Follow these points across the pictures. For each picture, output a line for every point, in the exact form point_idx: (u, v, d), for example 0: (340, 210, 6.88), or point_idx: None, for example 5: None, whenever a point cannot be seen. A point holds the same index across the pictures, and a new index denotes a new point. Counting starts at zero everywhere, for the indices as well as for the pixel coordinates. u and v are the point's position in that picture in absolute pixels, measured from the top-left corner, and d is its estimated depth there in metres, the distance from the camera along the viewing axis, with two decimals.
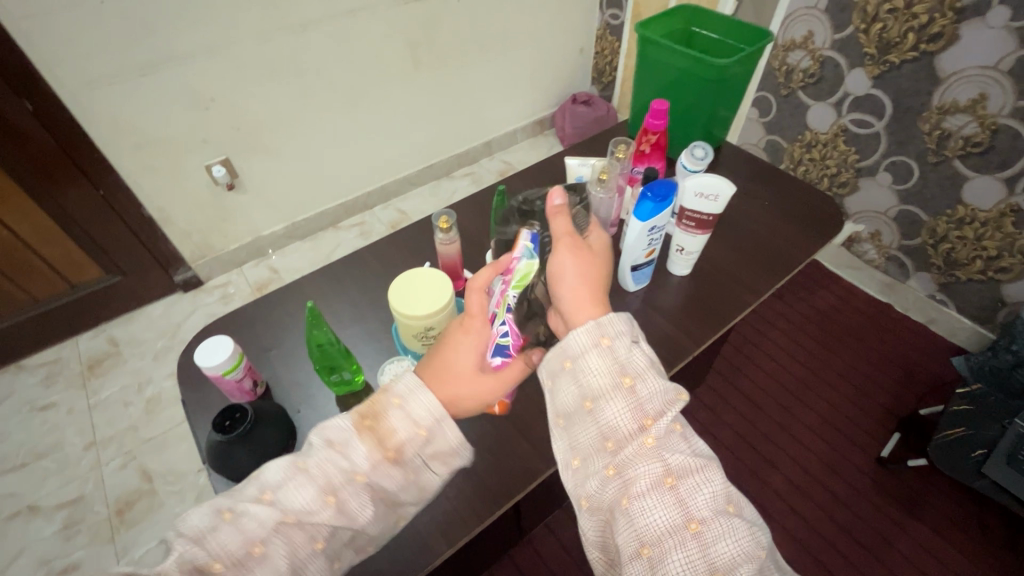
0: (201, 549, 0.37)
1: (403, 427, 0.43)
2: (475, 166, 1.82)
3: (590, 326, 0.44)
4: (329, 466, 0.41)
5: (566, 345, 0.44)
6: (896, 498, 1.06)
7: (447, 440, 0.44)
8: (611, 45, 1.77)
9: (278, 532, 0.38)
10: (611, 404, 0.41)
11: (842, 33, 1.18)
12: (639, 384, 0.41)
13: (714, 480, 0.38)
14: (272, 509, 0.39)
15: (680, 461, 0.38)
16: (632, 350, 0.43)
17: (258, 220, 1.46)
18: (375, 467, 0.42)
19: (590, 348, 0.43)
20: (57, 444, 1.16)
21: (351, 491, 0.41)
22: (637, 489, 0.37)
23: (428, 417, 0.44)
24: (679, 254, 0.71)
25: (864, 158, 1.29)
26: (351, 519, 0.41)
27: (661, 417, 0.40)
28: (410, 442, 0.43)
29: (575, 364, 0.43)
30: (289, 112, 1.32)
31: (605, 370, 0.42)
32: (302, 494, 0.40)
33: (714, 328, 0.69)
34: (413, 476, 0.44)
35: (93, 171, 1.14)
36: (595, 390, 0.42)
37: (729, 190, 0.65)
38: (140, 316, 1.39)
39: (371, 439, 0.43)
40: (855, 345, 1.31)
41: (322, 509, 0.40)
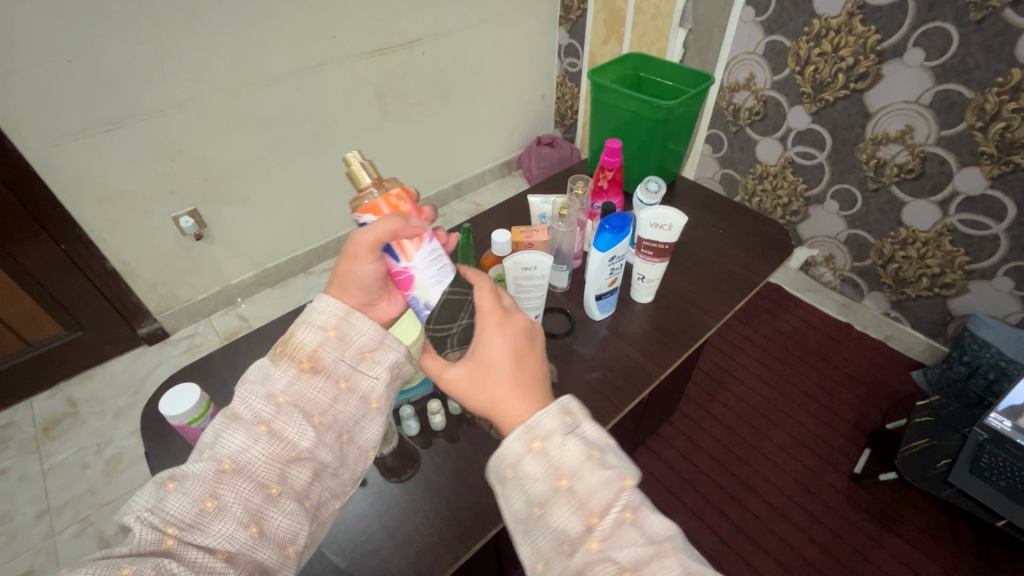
0: (154, 517, 0.37)
1: (310, 337, 0.47)
2: (445, 208, 1.86)
3: (521, 427, 0.40)
4: (253, 401, 0.44)
5: (500, 456, 0.40)
6: (870, 514, 1.08)
7: (362, 333, 0.49)
8: (571, 91, 1.87)
9: (222, 482, 0.40)
10: (556, 509, 0.37)
11: (780, 74, 1.28)
12: (577, 482, 0.38)
13: (671, 564, 0.35)
14: (209, 462, 0.41)
15: (636, 554, 0.35)
16: (564, 444, 0.39)
17: (226, 268, 1.45)
18: (297, 382, 0.45)
19: (524, 455, 0.39)
20: (7, 515, 1.08)
21: (282, 418, 0.44)
22: None
23: (331, 318, 0.48)
24: (641, 282, 0.74)
25: (811, 187, 1.37)
26: (294, 445, 0.43)
27: (607, 511, 0.37)
28: (323, 348, 0.47)
29: (513, 473, 0.39)
30: (258, 161, 1.34)
31: (542, 474, 0.38)
32: (237, 438, 0.42)
33: (676, 352, 0.71)
34: (346, 382, 0.47)
35: (55, 226, 1.13)
36: (537, 496, 0.38)
37: (681, 220, 0.68)
38: (102, 372, 1.34)
39: (285, 360, 0.46)
40: (819, 364, 1.36)
41: (258, 443, 0.42)
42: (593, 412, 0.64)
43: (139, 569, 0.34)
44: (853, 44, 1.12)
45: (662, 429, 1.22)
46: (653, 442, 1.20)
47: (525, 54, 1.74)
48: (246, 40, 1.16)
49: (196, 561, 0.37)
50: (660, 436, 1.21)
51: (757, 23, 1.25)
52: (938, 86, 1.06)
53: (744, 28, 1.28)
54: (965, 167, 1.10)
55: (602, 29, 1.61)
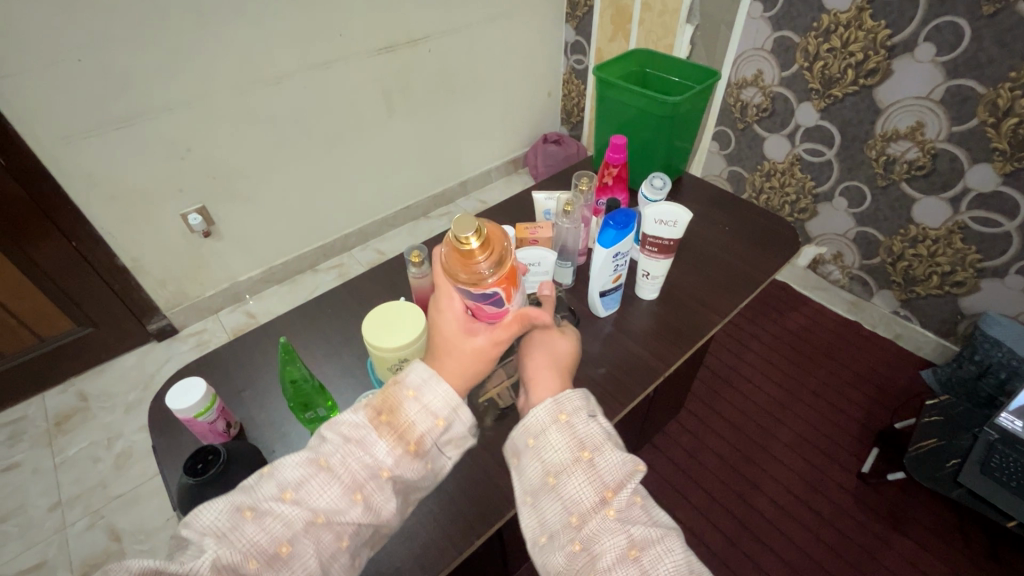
0: (232, 548, 0.38)
1: (421, 419, 0.45)
2: (451, 206, 1.87)
3: (551, 401, 0.47)
4: (352, 463, 0.43)
5: (529, 422, 0.47)
6: (878, 513, 1.07)
7: (462, 424, 0.48)
8: (577, 88, 1.87)
9: (307, 534, 0.40)
10: (574, 478, 0.43)
11: (788, 70, 1.27)
12: (597, 457, 0.44)
13: (675, 548, 0.40)
14: (299, 509, 0.41)
15: (643, 532, 0.41)
16: (588, 424, 0.46)
17: (235, 265, 1.46)
18: (401, 462, 0.44)
19: (551, 424, 0.46)
20: (20, 507, 1.10)
21: (375, 487, 0.43)
22: (604, 563, 0.39)
23: (445, 408, 0.46)
24: (645, 279, 0.74)
25: (819, 185, 1.36)
26: (378, 514, 0.43)
27: (620, 488, 0.43)
28: (428, 432, 0.45)
29: (538, 440, 0.46)
30: (266, 159, 1.35)
31: (565, 444, 0.45)
32: (330, 495, 0.42)
33: (681, 348, 0.71)
34: (432, 464, 0.46)
35: (66, 223, 1.14)
36: (557, 464, 0.45)
37: (686, 216, 0.67)
38: (113, 367, 1.36)
39: (392, 434, 0.45)
40: (827, 363, 1.35)
41: (352, 508, 0.42)
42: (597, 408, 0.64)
43: None
44: (863, 40, 1.11)
45: (667, 427, 1.22)
46: (658, 439, 1.20)
47: (532, 52, 1.74)
48: (254, 37, 1.17)
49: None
50: (666, 434, 1.21)
51: (765, 19, 1.24)
52: (949, 81, 1.04)
53: (752, 24, 1.27)
54: (977, 163, 1.08)
55: (609, 26, 1.60)
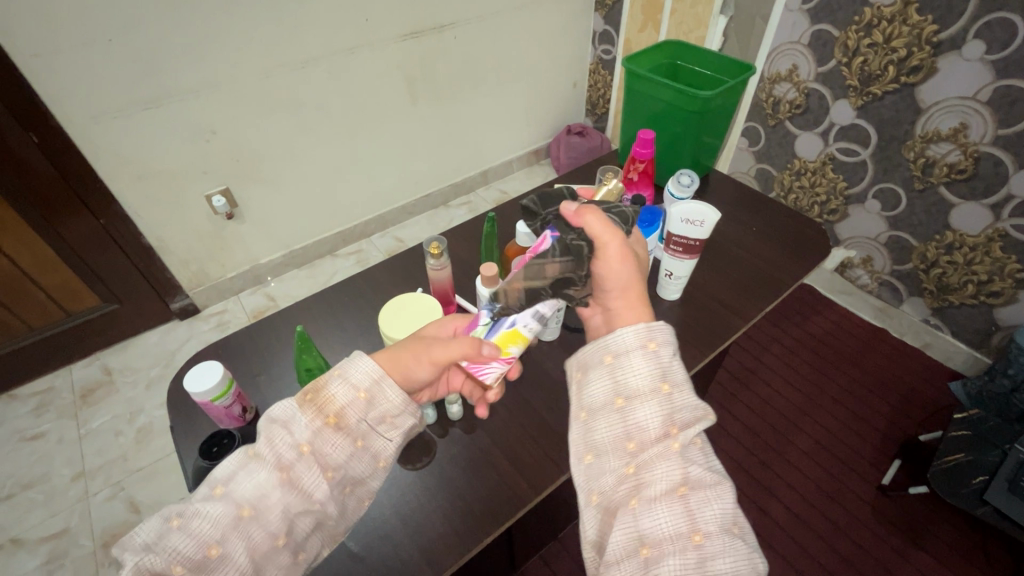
0: (156, 554, 0.38)
1: (343, 393, 0.45)
2: (471, 195, 1.86)
3: (640, 328, 0.45)
4: (278, 444, 0.43)
5: (613, 340, 0.45)
6: (897, 528, 1.05)
7: (389, 400, 0.47)
8: (603, 78, 1.83)
9: (235, 529, 0.39)
10: (645, 406, 0.42)
11: (825, 66, 1.22)
12: (675, 394, 0.43)
13: (725, 498, 0.40)
14: (225, 505, 0.40)
15: (699, 475, 0.40)
16: (673, 360, 0.44)
17: (256, 248, 1.48)
18: (321, 435, 0.44)
19: (638, 348, 0.44)
20: (45, 475, 1.14)
21: (302, 467, 0.43)
22: (650, 493, 0.39)
23: (365, 379, 0.46)
24: (669, 279, 0.71)
25: (851, 186, 1.32)
26: (307, 497, 0.42)
27: (688, 429, 0.41)
28: (351, 407, 0.45)
29: (616, 360, 0.44)
30: (290, 143, 1.35)
31: (646, 373, 0.43)
32: (256, 481, 0.41)
33: (703, 351, 0.69)
34: (361, 442, 0.46)
35: (94, 201, 1.16)
36: (634, 387, 0.43)
37: (714, 216, 0.63)
38: (136, 344, 1.39)
39: (312, 410, 0.45)
40: (850, 370, 1.31)
41: (277, 490, 0.41)
42: None
43: None
44: (907, 35, 1.06)
45: None
46: None
47: (559, 40, 1.71)
48: (281, 20, 1.17)
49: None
50: None
51: (804, 11, 1.19)
52: (999, 81, 0.99)
53: (789, 17, 1.22)
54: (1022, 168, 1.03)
55: (639, 16, 1.56)
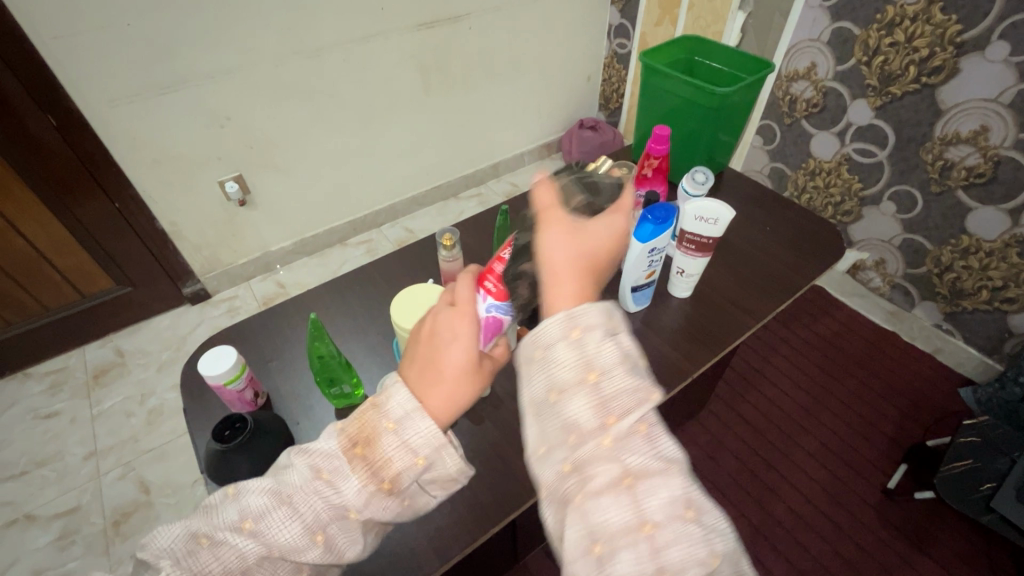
0: (184, 574, 0.38)
1: (399, 456, 0.40)
2: (482, 187, 1.85)
3: (563, 314, 0.40)
4: (317, 502, 0.40)
5: (537, 333, 0.40)
6: (901, 532, 1.04)
7: (447, 469, 0.41)
8: (618, 73, 1.82)
9: (259, 568, 0.39)
10: (578, 398, 0.37)
11: (844, 65, 1.20)
12: (605, 380, 0.37)
13: (674, 483, 0.35)
14: (255, 544, 0.38)
15: (642, 463, 0.35)
16: (604, 341, 0.39)
17: (267, 235, 1.49)
18: (370, 501, 0.40)
19: (560, 339, 0.39)
20: (58, 453, 1.16)
21: (338, 527, 0.40)
22: (592, 489, 0.34)
23: (426, 447, 0.40)
24: (680, 276, 0.70)
25: (867, 187, 1.30)
26: (341, 553, 0.40)
27: (626, 415, 0.36)
28: (405, 472, 0.40)
29: (546, 354, 0.39)
30: (303, 131, 1.35)
31: (574, 361, 0.38)
32: (289, 531, 0.39)
33: (713, 350, 0.69)
34: (408, 502, 0.42)
35: (110, 184, 1.18)
36: (563, 380, 0.38)
37: (729, 215, 0.63)
38: (148, 327, 1.41)
39: (365, 472, 0.40)
40: (858, 372, 1.30)
41: (312, 549, 0.39)
42: None
43: None
44: (930, 35, 1.04)
45: (687, 426, 1.20)
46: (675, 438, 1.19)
47: (574, 33, 1.70)
48: (296, 7, 1.16)
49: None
50: (684, 432, 1.19)
51: (824, 9, 1.17)
52: (1021, 84, 0.98)
53: (809, 14, 1.21)
54: None
55: (656, 9, 1.54)
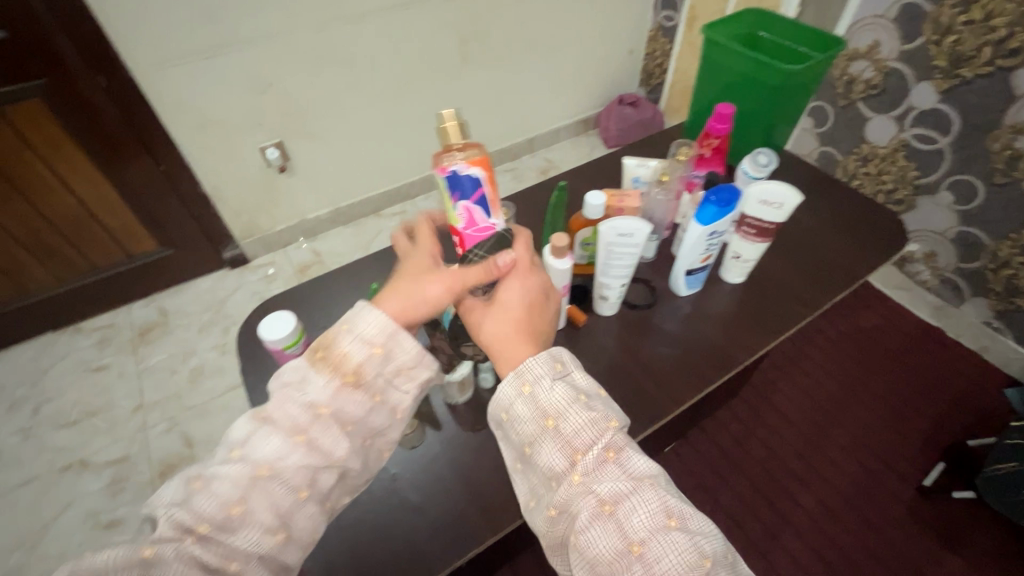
0: (187, 513, 0.39)
1: (356, 350, 0.45)
2: (516, 162, 1.83)
3: (511, 376, 0.46)
4: (290, 406, 0.44)
5: (496, 400, 0.46)
6: (932, 529, 1.03)
7: (405, 352, 0.47)
8: (662, 47, 1.76)
9: (254, 488, 0.41)
10: (545, 446, 0.43)
11: (910, 44, 1.14)
12: (562, 423, 0.43)
13: (648, 497, 0.39)
14: (243, 466, 0.41)
15: (615, 487, 0.40)
16: (551, 389, 0.44)
17: (305, 203, 1.50)
18: (337, 395, 0.44)
19: (515, 399, 0.45)
20: (107, 405, 1.21)
21: (317, 429, 0.43)
22: (580, 525, 0.39)
23: (378, 335, 0.46)
24: (735, 261, 0.69)
25: (924, 175, 1.24)
26: (327, 456, 0.43)
27: (589, 449, 0.42)
28: (368, 362, 0.46)
29: (509, 416, 0.45)
30: (342, 98, 1.35)
31: (532, 415, 0.44)
32: (272, 444, 0.42)
33: (765, 338, 0.67)
34: (380, 396, 0.46)
35: (156, 146, 1.19)
36: (528, 435, 0.44)
37: (796, 199, 0.60)
38: (190, 288, 1.44)
39: (329, 369, 0.45)
40: (898, 367, 1.27)
41: (293, 452, 0.42)
42: (669, 388, 0.63)
43: (159, 551, 0.37)
44: (1010, 14, 0.97)
45: (718, 412, 1.19)
46: (705, 423, 1.18)
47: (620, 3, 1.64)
48: None
49: (215, 560, 0.38)
50: (715, 418, 1.18)
51: None
52: None
53: None
54: None
55: None
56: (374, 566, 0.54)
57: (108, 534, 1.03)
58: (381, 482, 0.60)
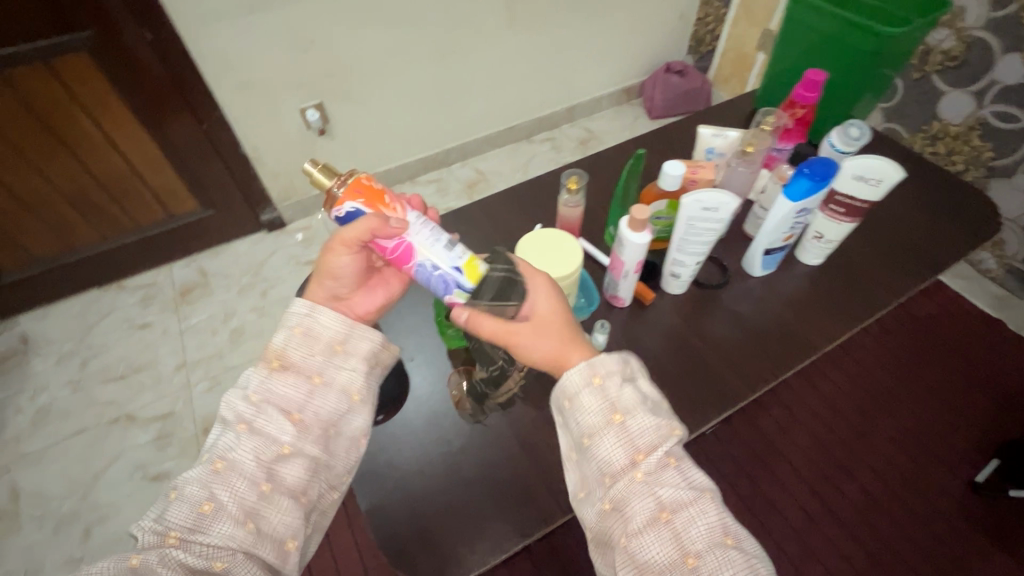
0: (157, 526, 0.41)
1: (282, 338, 0.50)
2: (556, 131, 1.77)
3: (583, 366, 0.45)
4: (235, 406, 0.47)
5: (561, 386, 0.45)
6: (982, 527, 1.00)
7: (327, 327, 0.51)
8: (718, 11, 1.68)
9: (215, 483, 0.43)
10: (606, 439, 0.42)
11: (1001, 11, 1.04)
12: (630, 420, 0.42)
13: (709, 511, 0.38)
14: (203, 469, 0.44)
15: (675, 495, 0.39)
16: (621, 388, 0.43)
17: (342, 167, 1.48)
18: (268, 380, 0.48)
19: (584, 388, 0.44)
20: (152, 361, 1.24)
21: (262, 417, 0.46)
22: (635, 526, 0.39)
23: (298, 316, 0.51)
24: (815, 241, 0.65)
25: (1000, 157, 1.16)
26: (276, 439, 0.46)
27: (653, 451, 0.41)
28: (291, 346, 0.50)
29: (573, 403, 0.44)
30: (384, 59, 1.30)
31: (599, 407, 0.43)
32: (223, 442, 0.45)
33: (845, 324, 0.64)
34: (319, 377, 0.50)
35: (199, 105, 1.17)
36: (589, 426, 0.43)
37: (897, 175, 0.56)
38: (228, 250, 1.45)
39: (261, 366, 0.49)
40: (955, 358, 1.21)
41: (242, 441, 0.45)
42: (742, 372, 0.60)
43: (144, 559, 0.38)
44: None
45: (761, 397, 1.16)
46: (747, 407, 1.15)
47: None
48: None
49: (194, 559, 0.39)
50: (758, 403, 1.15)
51: None
52: None
53: None
54: None
55: None
56: (439, 535, 0.54)
57: (156, 486, 1.06)
58: (443, 452, 0.60)
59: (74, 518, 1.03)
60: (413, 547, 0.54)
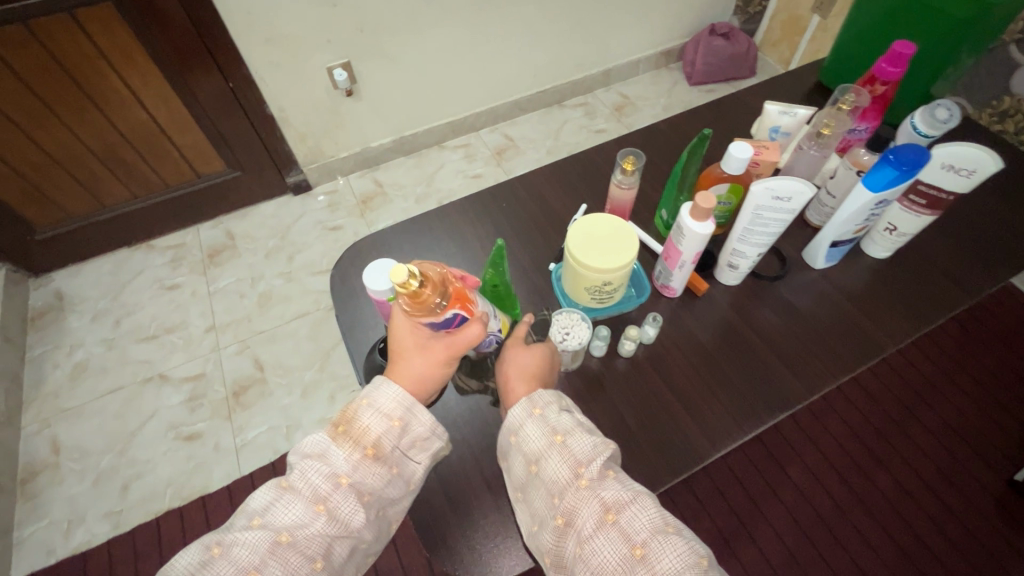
0: None
1: (376, 423, 0.47)
2: (589, 96, 1.69)
3: (523, 399, 0.49)
4: (313, 476, 0.45)
5: (507, 421, 0.49)
6: (1017, 522, 0.97)
7: (421, 426, 0.49)
8: None
9: (273, 555, 0.41)
10: (551, 461, 0.45)
11: None
12: (569, 439, 0.46)
13: (648, 505, 0.41)
14: (263, 532, 0.42)
15: (616, 496, 0.42)
16: (560, 414, 0.48)
17: (369, 129, 1.44)
18: (360, 466, 0.46)
19: (526, 418, 0.47)
20: (182, 322, 1.25)
21: (338, 497, 0.45)
22: (586, 534, 0.41)
23: (397, 408, 0.48)
24: (886, 234, 0.62)
25: None
26: (346, 523, 0.45)
27: (592, 463, 0.44)
28: (386, 435, 0.47)
29: (518, 435, 0.48)
30: (415, 16, 1.24)
31: (541, 433, 0.47)
32: (292, 511, 0.43)
33: (910, 324, 0.61)
34: (397, 469, 0.48)
35: (226, 62, 1.14)
36: (535, 450, 0.46)
37: (992, 167, 0.52)
38: (255, 212, 1.44)
39: (347, 442, 0.47)
40: (1003, 351, 1.16)
41: (315, 520, 0.43)
42: (797, 370, 0.58)
43: None
44: None
45: None
46: None
47: None
48: None
49: None
50: None
51: None
52: None
53: None
54: None
55: None
56: (479, 520, 0.54)
57: (189, 445, 1.09)
58: (485, 438, 0.59)
59: (113, 472, 1.07)
60: (453, 530, 0.54)
